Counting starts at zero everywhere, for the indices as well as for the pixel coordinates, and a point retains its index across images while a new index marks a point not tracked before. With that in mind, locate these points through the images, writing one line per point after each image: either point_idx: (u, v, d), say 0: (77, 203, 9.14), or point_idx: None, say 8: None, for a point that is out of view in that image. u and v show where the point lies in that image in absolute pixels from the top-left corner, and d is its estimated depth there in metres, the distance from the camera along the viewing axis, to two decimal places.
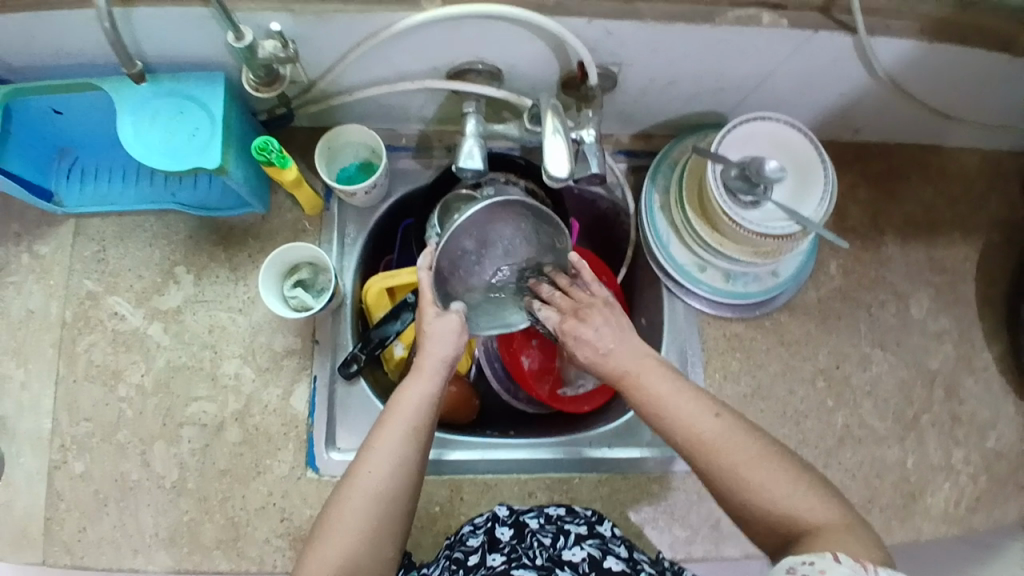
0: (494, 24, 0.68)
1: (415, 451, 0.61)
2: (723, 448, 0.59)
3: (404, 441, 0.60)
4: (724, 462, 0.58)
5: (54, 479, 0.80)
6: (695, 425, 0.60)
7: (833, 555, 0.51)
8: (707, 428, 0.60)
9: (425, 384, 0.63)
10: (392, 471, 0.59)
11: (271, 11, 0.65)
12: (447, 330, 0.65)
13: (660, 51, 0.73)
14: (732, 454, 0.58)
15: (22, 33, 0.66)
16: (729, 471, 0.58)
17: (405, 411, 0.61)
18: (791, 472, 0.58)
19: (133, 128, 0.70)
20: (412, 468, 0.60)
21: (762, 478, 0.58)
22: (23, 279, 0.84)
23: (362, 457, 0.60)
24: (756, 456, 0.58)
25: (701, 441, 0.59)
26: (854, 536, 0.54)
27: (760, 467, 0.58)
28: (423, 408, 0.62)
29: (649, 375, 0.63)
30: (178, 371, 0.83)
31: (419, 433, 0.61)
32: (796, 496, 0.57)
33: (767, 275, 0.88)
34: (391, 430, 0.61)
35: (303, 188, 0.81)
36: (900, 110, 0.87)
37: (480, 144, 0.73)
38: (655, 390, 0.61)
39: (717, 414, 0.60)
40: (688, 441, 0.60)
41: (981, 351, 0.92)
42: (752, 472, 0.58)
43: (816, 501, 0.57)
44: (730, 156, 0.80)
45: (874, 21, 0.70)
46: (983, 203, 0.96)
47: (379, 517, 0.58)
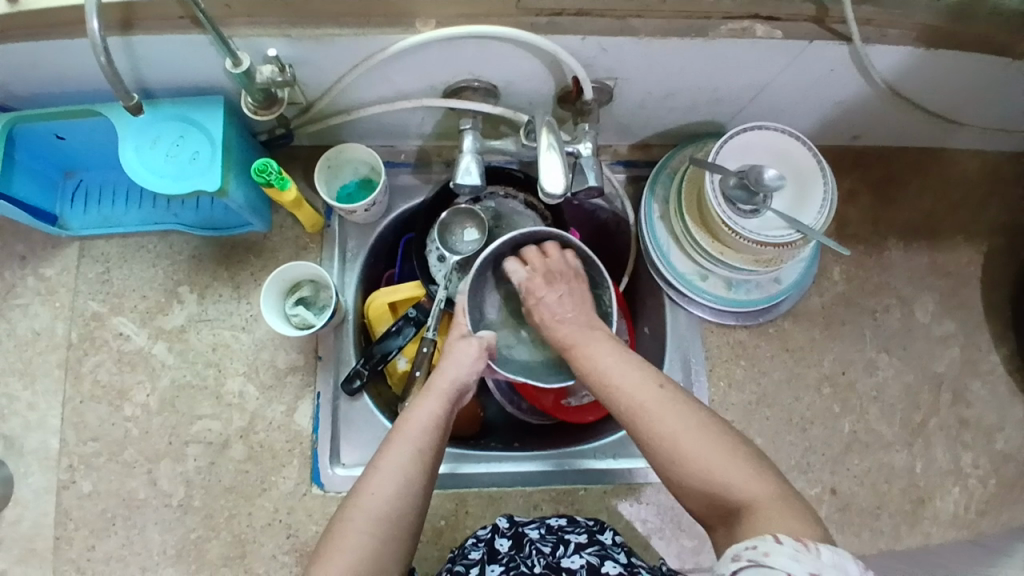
0: (488, 43, 0.68)
1: (421, 471, 0.61)
2: (662, 417, 0.61)
3: (412, 457, 0.61)
4: (661, 428, 0.61)
5: (62, 498, 0.81)
6: (633, 392, 0.64)
7: (773, 536, 0.50)
8: (647, 397, 0.63)
9: (434, 403, 0.66)
10: (396, 490, 0.59)
11: (267, 37, 0.66)
12: (465, 355, 0.70)
13: (654, 65, 0.73)
14: (668, 418, 0.61)
15: (22, 61, 0.68)
16: (666, 435, 0.60)
17: (414, 429, 0.63)
18: (727, 444, 0.59)
19: (134, 153, 0.71)
20: (418, 488, 0.60)
21: (699, 447, 0.59)
22: (30, 300, 0.85)
23: (367, 477, 0.60)
24: (697, 426, 0.60)
25: (640, 408, 0.63)
26: (793, 512, 0.54)
27: (697, 433, 0.60)
28: (433, 426, 0.64)
29: (594, 342, 0.70)
30: (183, 389, 0.83)
31: (428, 451, 0.62)
32: (736, 468, 0.57)
33: (770, 282, 0.87)
34: (397, 450, 0.61)
35: (304, 208, 0.81)
36: (900, 116, 0.87)
37: (477, 159, 0.73)
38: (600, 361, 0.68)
39: (660, 385, 0.64)
40: (627, 407, 0.63)
41: (987, 354, 0.91)
42: (691, 439, 0.59)
43: (752, 473, 0.57)
44: (729, 164, 0.80)
45: (869, 31, 0.70)
46: (986, 205, 0.95)
47: (382, 540, 0.58)
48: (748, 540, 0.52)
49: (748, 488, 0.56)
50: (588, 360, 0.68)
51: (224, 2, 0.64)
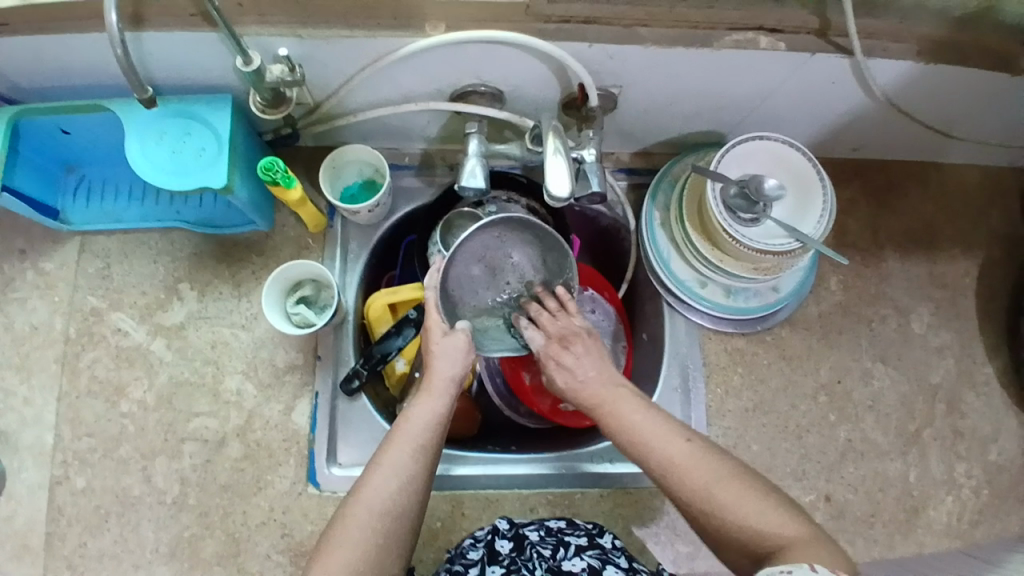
0: (495, 48, 0.69)
1: (423, 468, 0.61)
2: (691, 469, 0.60)
3: (411, 457, 0.61)
4: (694, 482, 0.60)
5: (56, 494, 0.80)
6: (663, 446, 0.62)
7: (808, 564, 0.51)
8: (676, 449, 0.61)
9: (435, 402, 0.65)
10: (398, 487, 0.59)
11: (277, 36, 0.66)
12: (454, 348, 0.68)
13: (660, 73, 0.74)
14: (698, 471, 0.60)
15: (29, 55, 0.68)
16: (698, 487, 0.59)
17: (414, 428, 0.63)
18: (754, 490, 0.58)
19: (139, 148, 0.71)
20: (418, 486, 0.61)
21: (732, 494, 0.58)
22: (28, 295, 0.85)
23: (367, 477, 0.60)
24: (724, 477, 0.59)
25: (668, 464, 0.61)
26: (826, 546, 0.53)
27: (727, 484, 0.59)
28: (432, 424, 0.64)
29: (630, 404, 0.66)
30: (181, 386, 0.83)
31: (426, 450, 0.62)
32: (767, 513, 0.57)
33: (768, 291, 0.88)
34: (399, 447, 0.61)
35: (307, 207, 0.81)
36: (899, 129, 0.88)
37: (482, 163, 0.74)
38: (631, 419, 0.64)
39: (688, 439, 0.62)
40: (659, 465, 0.61)
41: (982, 365, 0.92)
42: (724, 489, 0.58)
43: (785, 517, 0.57)
44: (730, 173, 0.81)
45: (872, 43, 0.71)
46: (982, 218, 0.97)
47: (384, 534, 0.58)
48: (781, 565, 0.53)
49: (784, 528, 0.56)
50: (612, 416, 0.66)
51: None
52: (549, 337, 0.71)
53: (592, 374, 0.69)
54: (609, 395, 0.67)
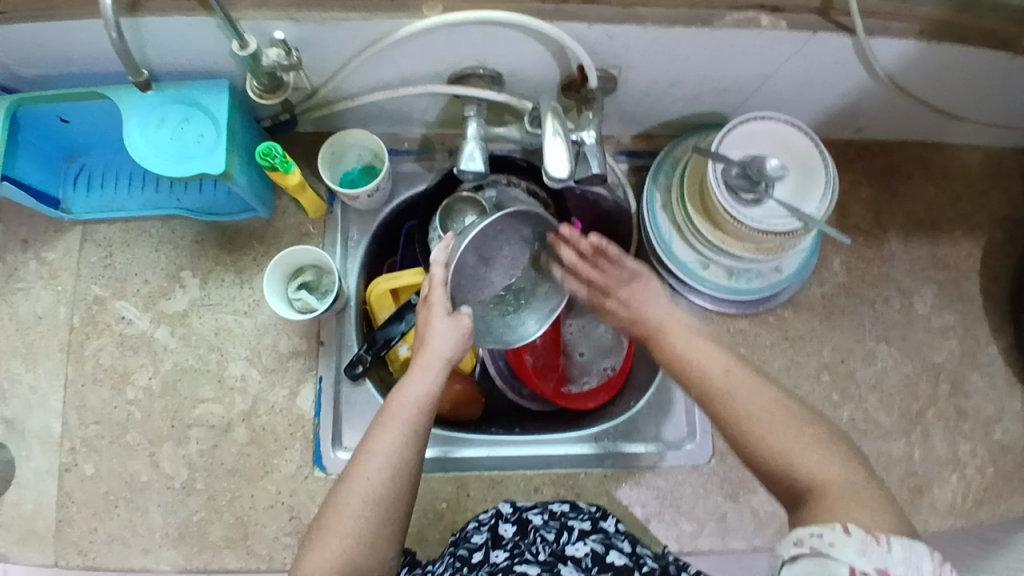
0: (495, 29, 0.68)
1: (412, 453, 0.61)
2: (742, 402, 0.61)
3: (404, 441, 0.61)
4: (748, 411, 0.60)
5: (64, 480, 0.81)
6: (716, 377, 0.64)
7: (840, 525, 0.49)
8: (744, 390, 0.62)
9: (427, 383, 0.65)
10: (390, 474, 0.60)
11: (274, 20, 0.66)
12: (450, 331, 0.67)
13: (660, 54, 0.73)
14: (752, 401, 0.61)
15: (27, 42, 0.67)
16: (755, 422, 0.60)
17: (406, 409, 0.63)
18: (807, 428, 0.59)
19: (139, 135, 0.71)
20: (411, 470, 0.61)
21: (785, 435, 0.58)
22: (32, 283, 0.85)
23: (359, 459, 0.61)
24: (784, 418, 0.59)
25: (726, 391, 0.62)
26: (867, 495, 0.53)
27: (787, 426, 0.59)
28: (423, 407, 0.64)
29: (708, 343, 0.67)
30: (185, 373, 0.84)
31: (418, 434, 0.63)
32: (811, 454, 0.57)
33: (770, 271, 0.88)
34: (389, 432, 0.61)
35: (307, 193, 0.82)
36: (903, 108, 0.87)
37: (481, 146, 0.73)
38: (681, 347, 0.67)
39: (734, 374, 0.63)
40: (715, 394, 0.63)
41: (986, 346, 0.92)
42: (778, 426, 0.59)
43: (828, 459, 0.56)
44: (732, 154, 0.80)
45: (873, 23, 0.70)
46: (987, 198, 0.96)
47: (377, 523, 0.59)
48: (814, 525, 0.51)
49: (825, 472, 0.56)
50: (666, 344, 0.69)
51: None
52: (606, 277, 0.76)
53: (650, 300, 0.73)
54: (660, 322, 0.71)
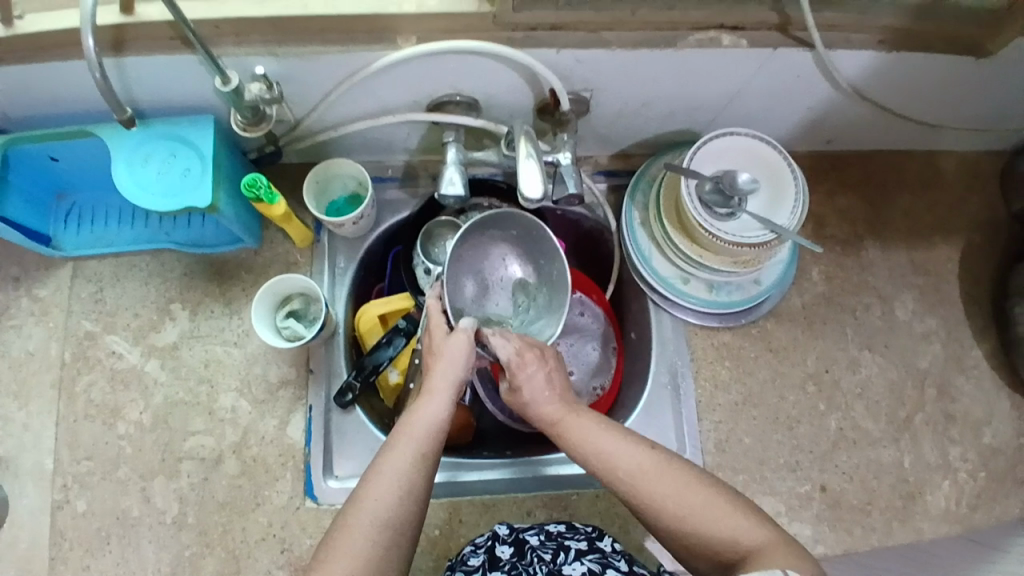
0: (468, 57, 0.71)
1: (424, 475, 0.61)
2: (655, 480, 0.61)
3: (414, 463, 0.61)
4: (655, 494, 0.60)
5: (56, 518, 0.81)
6: (627, 460, 0.62)
7: (780, 571, 0.52)
8: (644, 460, 0.62)
9: (437, 403, 0.66)
10: (401, 496, 0.60)
11: (254, 56, 0.69)
12: (458, 351, 0.68)
13: (628, 77, 0.76)
14: (661, 483, 0.60)
15: (16, 85, 0.70)
16: (666, 497, 0.60)
17: (417, 429, 0.64)
18: (722, 496, 0.60)
19: (126, 171, 0.73)
20: (421, 492, 0.61)
21: (698, 502, 0.59)
22: (24, 322, 0.87)
23: (370, 480, 0.61)
24: (688, 485, 0.60)
25: (630, 474, 0.61)
26: (796, 549, 0.55)
27: (692, 493, 0.60)
28: (433, 427, 0.64)
29: (591, 418, 0.66)
30: (176, 406, 0.84)
31: (427, 456, 0.63)
32: (730, 520, 0.58)
33: (750, 284, 0.89)
34: (400, 452, 0.62)
35: (293, 222, 0.83)
36: (871, 118, 0.90)
37: (460, 170, 0.76)
38: (586, 433, 0.65)
39: (645, 448, 0.63)
40: (623, 473, 0.62)
41: (970, 349, 0.93)
42: (683, 499, 0.59)
43: (748, 523, 0.58)
44: (704, 169, 0.82)
45: (833, 36, 0.73)
46: (962, 204, 0.98)
47: (384, 544, 0.58)
48: (751, 574, 0.53)
49: (742, 534, 0.57)
50: (570, 436, 0.65)
51: (212, 23, 0.67)
52: (517, 351, 0.68)
53: (544, 396, 0.68)
54: (563, 415, 0.66)
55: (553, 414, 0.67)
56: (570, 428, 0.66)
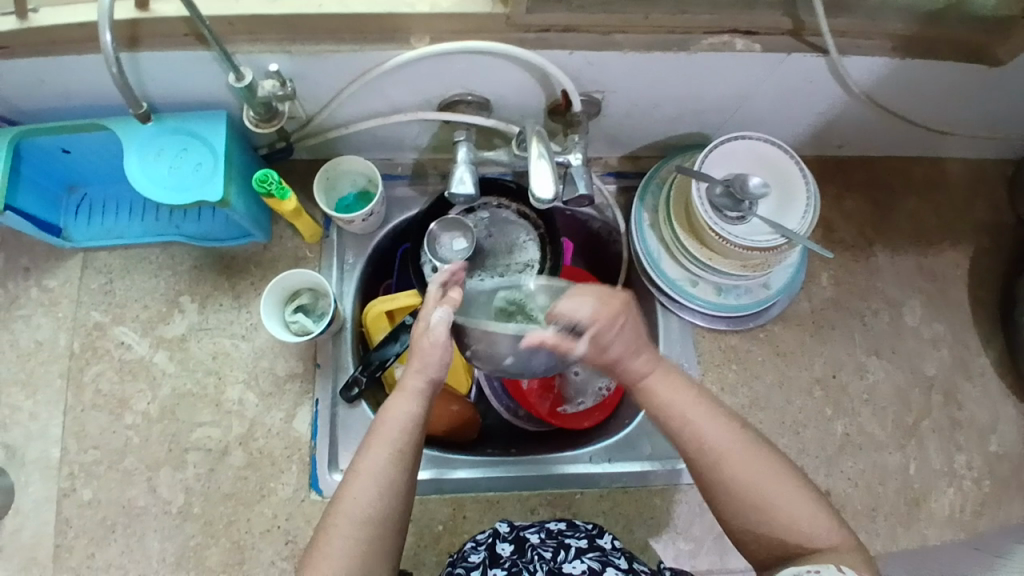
0: (480, 58, 0.71)
1: (402, 473, 0.62)
2: (745, 463, 0.62)
3: (390, 462, 0.62)
4: (741, 476, 0.62)
5: (63, 506, 0.82)
6: (715, 435, 0.63)
7: (836, 566, 0.58)
8: (730, 443, 0.63)
9: (412, 401, 0.64)
10: (377, 498, 0.61)
11: (267, 54, 0.69)
12: (434, 346, 0.65)
13: (639, 78, 0.76)
14: (748, 467, 0.62)
15: (29, 78, 0.70)
16: (746, 483, 0.62)
17: (391, 430, 0.63)
18: (807, 493, 0.62)
19: (138, 164, 0.73)
20: (399, 488, 0.62)
21: (785, 495, 0.61)
22: (32, 311, 0.87)
23: (348, 481, 0.62)
24: (776, 475, 0.62)
25: (719, 451, 0.62)
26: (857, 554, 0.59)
27: (780, 486, 0.62)
28: (407, 426, 0.64)
29: (671, 382, 0.65)
30: (183, 398, 0.85)
31: (404, 454, 0.63)
32: (811, 518, 0.61)
33: (759, 287, 0.89)
34: (376, 451, 0.62)
35: (303, 218, 0.84)
36: (880, 123, 0.89)
37: (471, 169, 0.76)
38: (680, 404, 0.64)
39: (739, 431, 0.64)
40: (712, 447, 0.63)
41: (976, 355, 0.93)
42: (779, 488, 0.61)
43: (826, 521, 0.61)
44: (714, 172, 0.82)
45: (844, 42, 0.73)
46: (971, 209, 0.98)
47: (366, 543, 0.60)
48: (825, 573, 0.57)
49: (818, 529, 0.60)
50: (654, 397, 0.65)
51: (227, 20, 0.67)
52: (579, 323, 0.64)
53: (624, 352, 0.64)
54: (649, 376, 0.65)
55: (637, 368, 0.65)
56: (657, 388, 0.65)
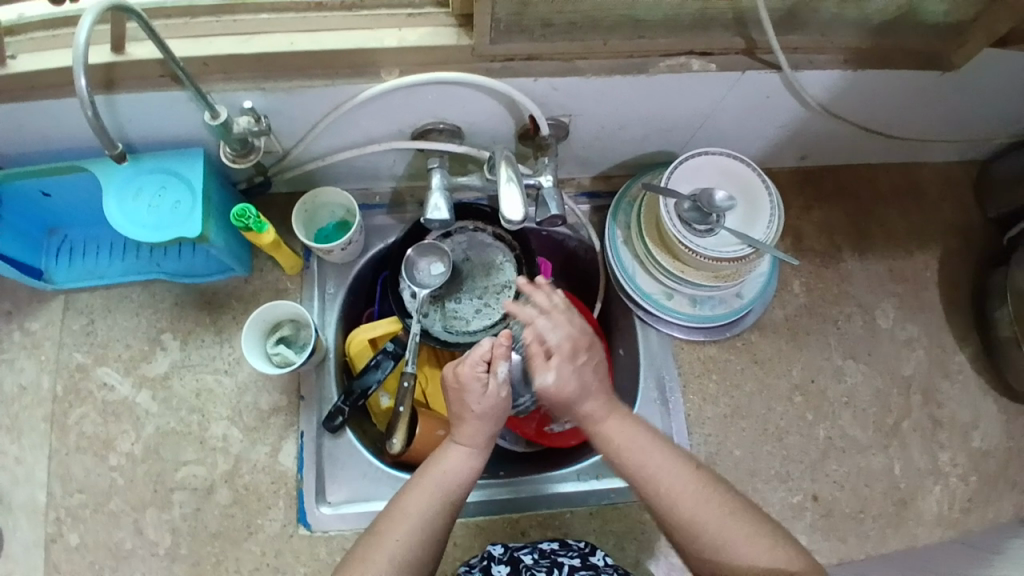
0: (448, 88, 0.73)
1: (443, 521, 0.66)
2: (704, 504, 0.66)
3: (434, 507, 0.66)
4: (700, 516, 0.65)
5: (50, 552, 0.81)
6: (672, 480, 0.67)
7: None
8: (685, 484, 0.67)
9: (468, 458, 0.70)
10: (418, 542, 0.64)
11: (242, 91, 0.71)
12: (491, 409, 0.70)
13: (604, 102, 0.79)
14: (701, 509, 0.65)
15: (8, 124, 0.72)
16: (706, 523, 0.65)
17: (443, 479, 0.68)
18: (762, 528, 0.64)
19: (118, 204, 0.75)
20: (436, 539, 0.66)
21: (744, 531, 0.64)
22: (15, 355, 0.87)
23: (391, 518, 0.66)
24: (735, 514, 0.65)
25: (676, 492, 0.67)
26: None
27: (734, 521, 0.64)
28: (457, 481, 0.69)
29: (627, 425, 0.72)
30: (167, 436, 0.85)
31: (447, 504, 0.67)
32: (769, 555, 0.62)
33: (732, 297, 0.92)
34: (424, 498, 0.67)
35: (282, 250, 0.85)
36: (839, 133, 0.92)
37: (445, 195, 0.78)
38: (639, 451, 0.70)
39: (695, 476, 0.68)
40: (669, 488, 0.67)
41: (954, 354, 0.95)
42: (735, 524, 0.64)
43: (784, 551, 0.63)
44: (681, 188, 0.85)
45: (798, 58, 0.76)
46: (937, 212, 1.01)
47: None
48: None
49: (774, 558, 0.62)
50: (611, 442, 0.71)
51: (201, 61, 0.69)
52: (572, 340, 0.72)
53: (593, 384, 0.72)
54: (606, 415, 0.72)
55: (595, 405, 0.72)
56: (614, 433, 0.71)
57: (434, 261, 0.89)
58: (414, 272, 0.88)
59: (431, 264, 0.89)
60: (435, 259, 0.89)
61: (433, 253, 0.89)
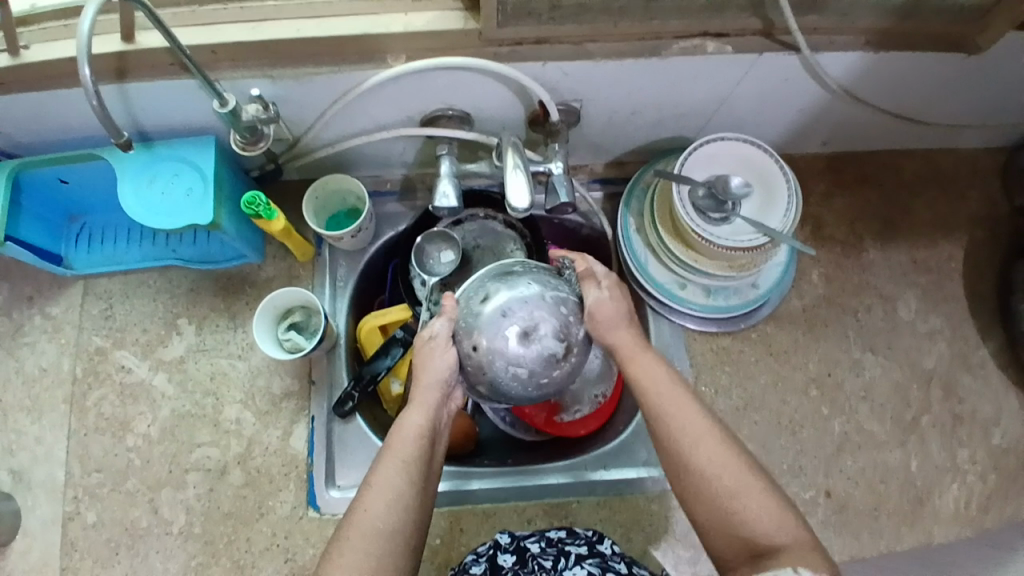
0: (455, 73, 0.72)
1: (415, 485, 0.61)
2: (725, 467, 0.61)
3: (402, 474, 0.61)
4: (720, 479, 0.61)
5: (68, 529, 0.83)
6: (692, 434, 0.63)
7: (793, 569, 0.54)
8: (701, 441, 0.62)
9: (423, 410, 0.65)
10: (391, 516, 0.59)
11: (251, 79, 0.71)
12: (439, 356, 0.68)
13: (616, 87, 0.77)
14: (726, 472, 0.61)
15: (26, 113, 0.74)
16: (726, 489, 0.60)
17: (405, 438, 0.63)
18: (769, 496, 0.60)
19: (131, 190, 0.76)
20: (412, 503, 0.60)
21: (754, 501, 0.60)
22: (37, 339, 0.89)
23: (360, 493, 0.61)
24: (750, 482, 0.60)
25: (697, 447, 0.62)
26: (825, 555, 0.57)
27: (750, 487, 0.60)
28: (419, 439, 0.63)
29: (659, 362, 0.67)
30: (182, 418, 0.86)
31: (418, 465, 0.62)
32: (778, 524, 0.59)
33: (748, 287, 0.90)
34: (388, 465, 0.61)
35: (293, 237, 0.85)
36: (864, 118, 0.89)
37: (453, 182, 0.77)
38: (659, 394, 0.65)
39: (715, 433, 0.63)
40: (692, 440, 0.62)
41: (976, 347, 0.91)
42: (752, 495, 0.60)
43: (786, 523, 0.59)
44: (695, 175, 0.83)
45: (817, 39, 0.73)
46: (965, 200, 0.97)
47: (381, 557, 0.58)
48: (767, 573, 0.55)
49: (775, 526, 0.59)
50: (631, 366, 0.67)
51: (210, 49, 0.69)
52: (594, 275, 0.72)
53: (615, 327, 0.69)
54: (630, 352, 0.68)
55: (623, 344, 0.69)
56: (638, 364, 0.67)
57: (443, 247, 0.89)
58: (420, 259, 0.88)
59: (439, 252, 0.89)
60: (444, 245, 0.89)
61: (442, 242, 0.89)
